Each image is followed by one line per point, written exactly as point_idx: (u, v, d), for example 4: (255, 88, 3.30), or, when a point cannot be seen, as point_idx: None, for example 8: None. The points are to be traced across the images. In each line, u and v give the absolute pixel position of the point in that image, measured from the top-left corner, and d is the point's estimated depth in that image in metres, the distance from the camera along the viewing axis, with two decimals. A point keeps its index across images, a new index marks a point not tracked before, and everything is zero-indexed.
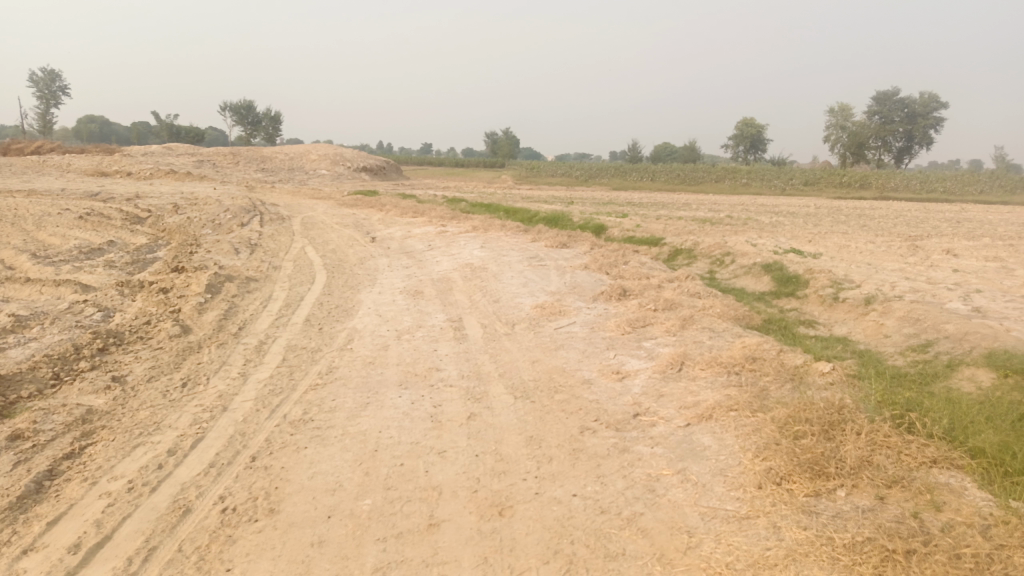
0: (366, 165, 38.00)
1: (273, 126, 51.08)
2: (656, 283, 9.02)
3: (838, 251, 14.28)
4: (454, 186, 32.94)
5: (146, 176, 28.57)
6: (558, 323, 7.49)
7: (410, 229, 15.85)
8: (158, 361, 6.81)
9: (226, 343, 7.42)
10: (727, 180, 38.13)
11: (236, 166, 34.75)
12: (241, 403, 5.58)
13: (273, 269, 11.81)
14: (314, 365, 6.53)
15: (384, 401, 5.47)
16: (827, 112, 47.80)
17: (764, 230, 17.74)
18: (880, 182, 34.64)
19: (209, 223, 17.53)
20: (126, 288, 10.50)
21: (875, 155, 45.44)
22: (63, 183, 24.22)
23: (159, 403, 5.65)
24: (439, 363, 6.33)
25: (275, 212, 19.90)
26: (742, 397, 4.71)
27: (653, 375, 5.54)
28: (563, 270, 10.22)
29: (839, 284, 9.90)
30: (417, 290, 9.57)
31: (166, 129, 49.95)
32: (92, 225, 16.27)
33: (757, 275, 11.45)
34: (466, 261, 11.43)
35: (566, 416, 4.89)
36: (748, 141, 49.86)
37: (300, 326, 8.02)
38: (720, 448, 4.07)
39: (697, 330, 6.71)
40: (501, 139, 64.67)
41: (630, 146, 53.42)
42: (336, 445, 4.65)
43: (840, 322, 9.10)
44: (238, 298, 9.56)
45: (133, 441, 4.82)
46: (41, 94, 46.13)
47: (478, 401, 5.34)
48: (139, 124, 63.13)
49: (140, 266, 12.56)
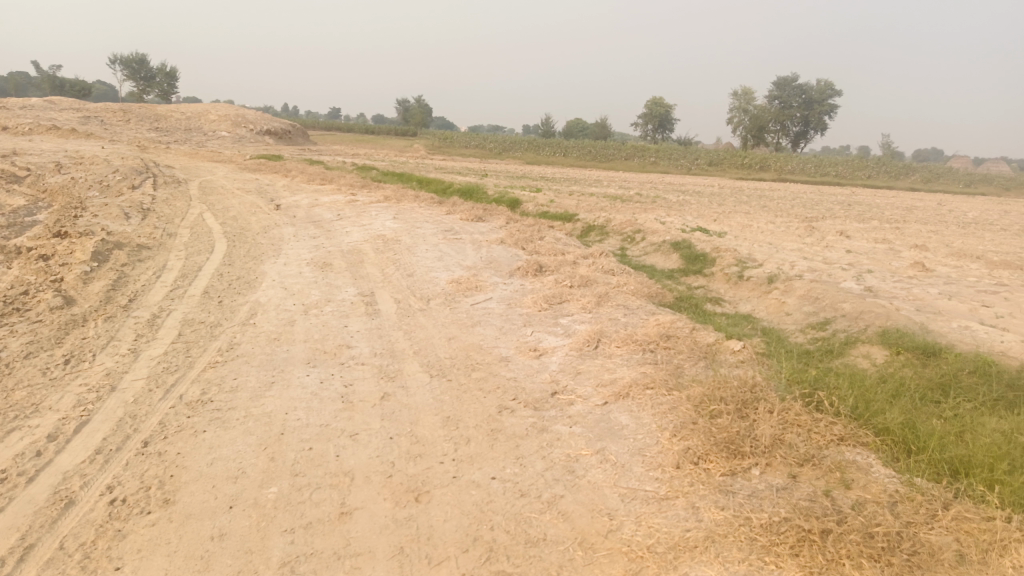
0: (270, 129, 36.38)
1: (169, 82, 48.04)
2: (571, 260, 9.01)
3: (742, 231, 14.77)
4: (364, 154, 32.04)
5: (25, 132, 26.32)
6: (473, 298, 7.35)
7: (319, 198, 15.26)
8: (36, 335, 6.23)
9: (115, 316, 6.87)
10: (637, 158, 38.84)
11: (128, 124, 32.50)
12: (132, 383, 5.16)
13: (169, 236, 11.08)
14: (214, 341, 6.14)
15: (291, 380, 5.19)
16: (732, 95, 49.38)
17: (673, 209, 18.13)
18: (779, 164, 36.18)
19: (97, 184, 16.30)
20: (0, 253, 9.60)
21: (774, 138, 47.38)
22: None
23: (38, 383, 5.15)
24: (350, 340, 6.08)
25: (172, 175, 18.73)
26: (658, 375, 4.73)
27: (570, 352, 5.50)
28: (478, 244, 10.07)
29: (745, 263, 10.21)
30: (325, 262, 9.19)
31: (48, 81, 46.18)
32: None
33: (667, 252, 11.67)
34: (377, 232, 11.09)
35: (483, 395, 4.77)
36: (657, 120, 50.91)
37: (199, 298, 7.54)
38: (637, 426, 4.06)
39: (612, 307, 6.72)
40: (413, 108, 63.42)
41: (543, 120, 53.51)
42: (238, 428, 4.36)
43: (744, 300, 9.39)
44: (129, 267, 8.91)
45: (6, 426, 4.36)
46: None
47: (391, 380, 5.14)
48: (16, 74, 58.02)
49: (17, 230, 11.52)
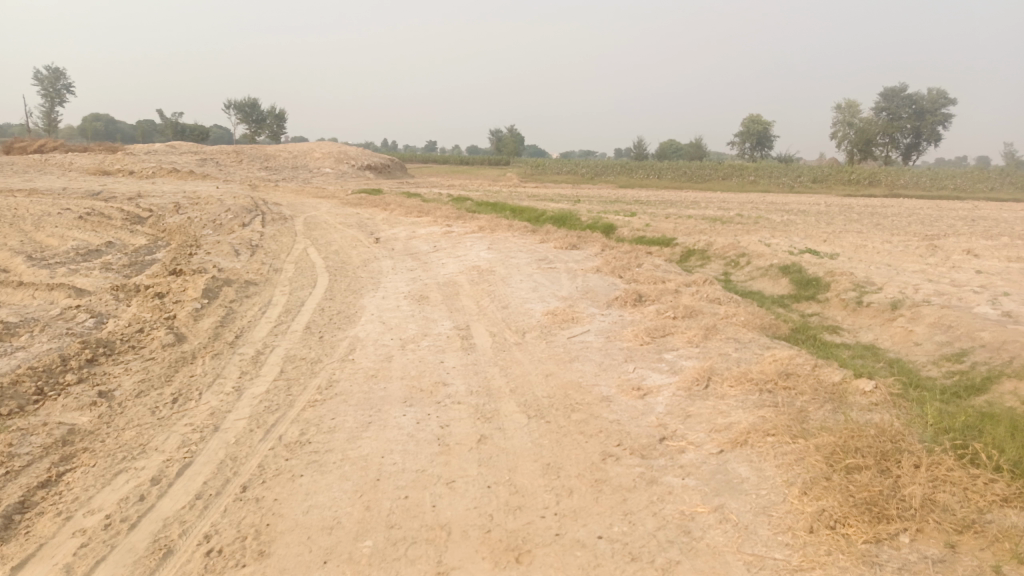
0: (370, 164, 37.64)
1: (277, 123, 50.78)
2: (673, 288, 8.61)
3: (855, 252, 13.83)
4: (458, 184, 32.54)
5: (149, 175, 28.30)
6: (571, 331, 7.09)
7: (415, 229, 15.46)
8: (148, 373, 6.43)
9: (221, 353, 7.03)
10: (735, 178, 37.61)
11: (240, 164, 34.43)
12: (234, 423, 5.18)
13: (275, 271, 11.43)
14: (313, 378, 6.14)
15: (387, 421, 5.07)
16: (835, 109, 47.28)
17: (777, 230, 17.28)
18: (890, 179, 34.15)
19: (210, 223, 17.18)
20: (121, 292, 10.14)
21: (883, 151, 44.94)
22: (65, 183, 23.93)
23: (147, 422, 5.26)
24: (446, 378, 5.93)
25: (278, 211, 19.57)
26: (779, 420, 4.30)
27: (678, 392, 5.13)
28: (574, 274, 9.83)
29: (863, 287, 9.47)
30: (422, 295, 9.17)
31: (170, 127, 49.80)
32: (91, 225, 15.95)
33: (775, 277, 11.03)
34: (473, 263, 11.04)
35: (586, 439, 4.48)
36: (754, 138, 49.35)
37: (300, 334, 7.64)
38: (759, 481, 3.68)
39: (721, 341, 6.29)
40: (506, 137, 64.27)
41: (635, 143, 53.01)
42: (334, 473, 4.25)
43: (865, 328, 8.67)
44: (236, 303, 9.19)
45: (115, 467, 4.43)
46: (45, 94, 45.98)
47: (488, 421, 4.93)
48: (143, 122, 63.00)
49: (138, 269, 12.21)
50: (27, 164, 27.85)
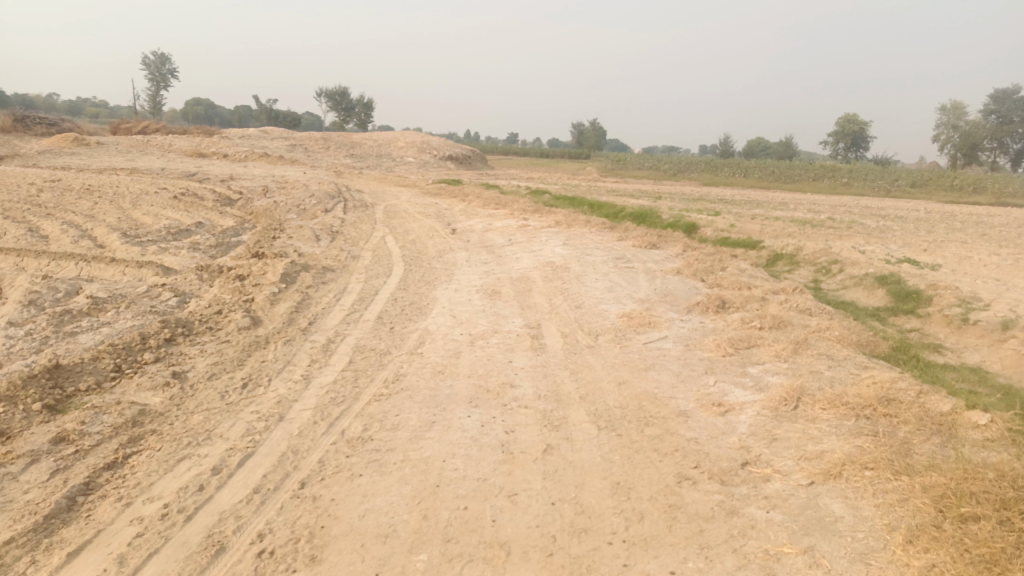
0: (451, 154, 37.84)
1: (365, 111, 51.80)
2: (759, 295, 8.12)
3: (959, 263, 12.83)
4: (538, 176, 32.31)
5: (241, 158, 29.30)
6: (648, 336, 6.75)
7: (492, 221, 15.32)
8: (221, 356, 6.48)
9: (293, 339, 7.03)
10: (827, 179, 35.90)
11: (327, 150, 35.24)
12: (299, 413, 5.11)
13: (352, 258, 11.49)
14: (380, 371, 6.04)
15: (451, 421, 4.88)
16: (939, 109, 44.52)
17: (873, 236, 16.28)
18: (998, 186, 31.86)
19: (295, 207, 17.54)
20: (205, 272, 10.39)
21: (989, 157, 42.03)
22: (164, 163, 25.04)
23: (215, 407, 5.27)
24: (515, 379, 5.70)
25: (360, 198, 19.81)
26: (879, 452, 3.88)
27: (763, 412, 4.74)
28: (653, 275, 9.44)
29: (969, 303, 8.71)
30: (495, 289, 8.98)
31: (265, 113, 51.61)
32: (184, 205, 16.53)
33: (870, 287, 10.31)
34: (548, 259, 10.78)
35: (660, 458, 4.17)
36: (849, 139, 47.08)
37: (371, 323, 7.58)
38: (855, 523, 3.31)
39: (812, 357, 5.82)
40: (589, 130, 63.66)
41: (722, 140, 51.53)
42: (394, 475, 4.09)
43: (970, 348, 7.96)
44: (313, 289, 9.25)
45: (179, 453, 4.42)
46: (152, 78, 48.37)
47: (556, 429, 4.68)
48: (239, 108, 65.52)
49: (223, 250, 12.53)
50: (130, 145, 29.28)
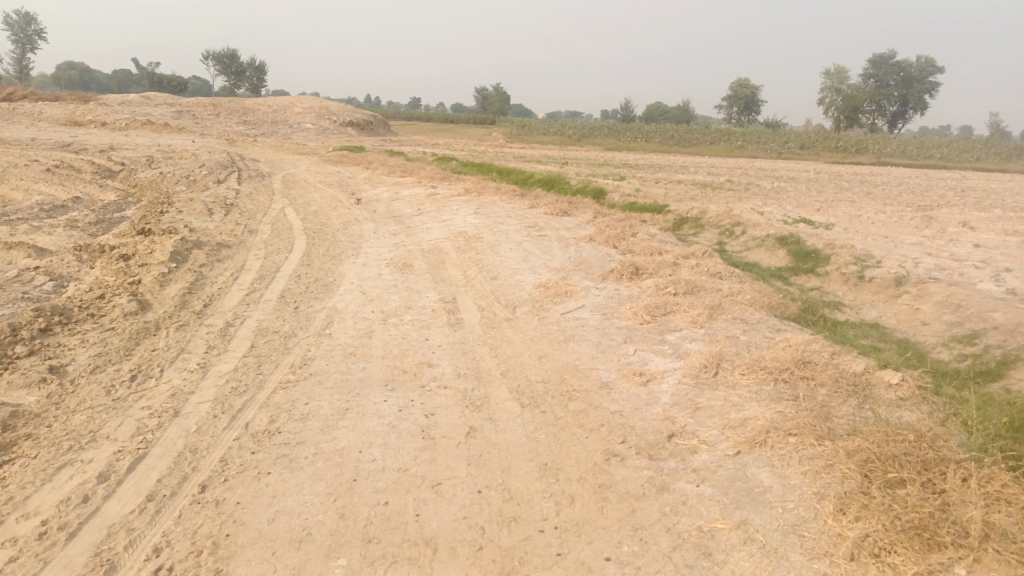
0: (352, 120, 36.52)
1: (258, 76, 49.20)
2: (671, 260, 8.15)
3: (850, 222, 13.43)
4: (443, 143, 31.70)
5: (122, 127, 27.20)
6: (564, 306, 6.63)
7: (398, 190, 14.83)
8: (106, 346, 5.90)
9: (188, 324, 6.50)
10: (723, 143, 36.97)
11: (218, 117, 33.25)
12: (197, 407, 4.69)
13: (250, 233, 10.82)
14: (286, 355, 5.65)
15: (365, 407, 4.60)
16: (823, 74, 46.61)
17: (770, 197, 16.83)
18: (878, 147, 33.73)
19: (184, 179, 16.40)
20: (85, 252, 9.51)
21: (869, 119, 44.44)
22: (33, 133, 22.88)
23: (100, 404, 4.76)
24: (431, 358, 5.45)
25: (255, 168, 18.75)
26: (801, 419, 3.91)
27: (684, 380, 4.71)
28: (565, 242, 9.33)
29: (864, 261, 9.08)
30: (405, 263, 8.64)
31: (147, 78, 48.17)
32: (58, 179, 15.14)
33: (772, 248, 10.60)
34: (458, 229, 10.50)
35: (586, 435, 4.05)
36: (743, 102, 48.67)
37: (274, 303, 7.11)
38: (784, 492, 3.31)
39: (728, 322, 5.86)
40: (492, 95, 63.07)
41: (623, 105, 52.18)
42: (305, 471, 3.79)
43: (867, 305, 8.29)
44: (207, 268, 8.61)
45: (57, 460, 3.95)
46: (15, 38, 43.99)
47: (477, 410, 4.48)
48: (119, 72, 60.87)
49: (105, 227, 11.54)
50: None
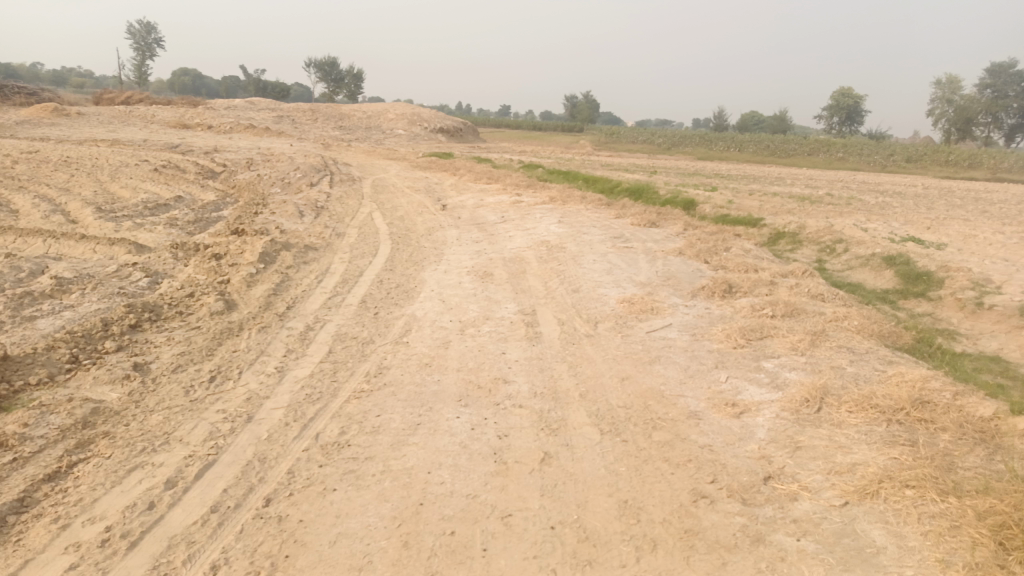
0: (442, 127, 37.00)
1: (355, 83, 50.69)
2: (767, 279, 7.65)
3: (964, 242, 12.41)
4: (530, 150, 31.58)
5: (226, 130, 28.45)
6: (650, 324, 6.28)
7: (483, 197, 14.75)
8: (189, 345, 5.96)
9: (269, 326, 6.52)
10: (822, 154, 35.38)
11: (315, 123, 34.33)
12: (270, 413, 4.62)
13: (336, 236, 10.94)
14: (362, 363, 5.54)
15: (437, 424, 4.41)
16: (934, 83, 44.03)
17: (873, 213, 15.82)
18: (994, 162, 31.40)
19: (279, 181, 16.88)
20: (181, 250, 9.81)
21: (983, 132, 41.61)
22: (146, 134, 24.19)
23: (178, 405, 4.76)
24: (508, 374, 5.22)
25: (347, 172, 19.13)
26: (920, 468, 3.46)
27: (782, 414, 4.30)
28: (653, 255, 8.95)
29: (982, 287, 8.28)
30: (486, 271, 8.48)
31: (252, 84, 50.47)
32: (164, 178, 15.84)
33: (878, 268, 9.85)
34: (542, 237, 10.28)
35: (671, 470, 3.72)
36: (844, 113, 46.51)
37: (354, 308, 7.07)
38: (902, 556, 2.90)
39: (831, 350, 5.38)
40: (582, 102, 62.77)
41: (716, 113, 50.84)
42: (372, 490, 3.62)
43: (986, 334, 7.54)
44: (293, 269, 8.70)
45: (130, 462, 3.93)
46: (137, 46, 46.99)
47: (553, 434, 4.22)
48: (227, 77, 63.97)
49: (202, 225, 11.94)
50: (112, 116, 28.33)
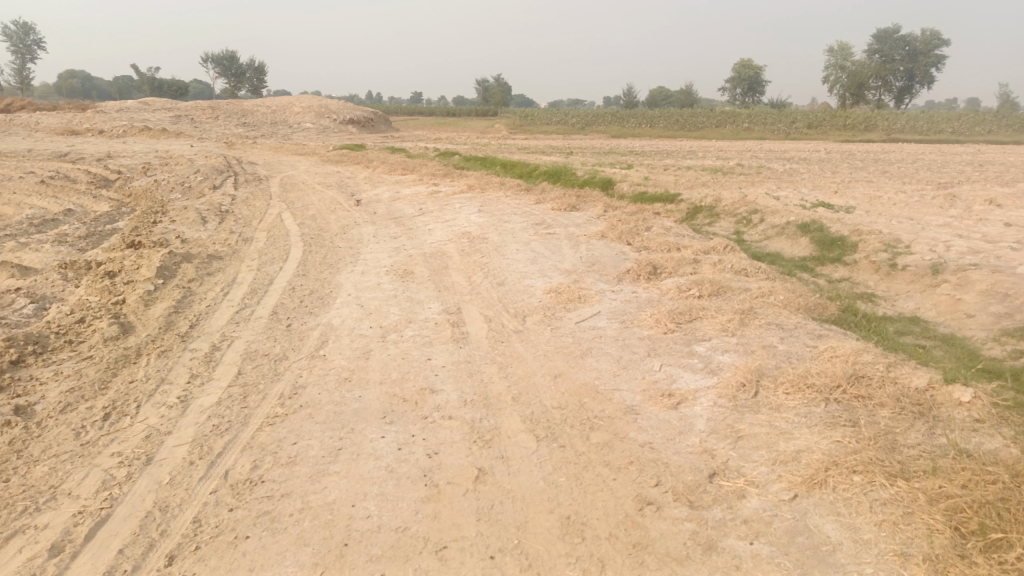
0: (352, 118, 35.94)
1: (258, 77, 48.69)
2: (691, 257, 7.57)
3: (871, 203, 12.78)
4: (443, 137, 31.07)
5: (120, 134, 26.72)
6: (579, 314, 6.07)
7: (399, 189, 14.27)
8: (80, 379, 5.38)
9: (171, 349, 5.97)
10: (729, 126, 36.23)
11: (217, 121, 32.74)
12: (172, 452, 4.16)
13: (244, 242, 10.30)
14: (275, 383, 5.11)
15: (360, 447, 4.06)
16: (827, 51, 45.81)
17: (783, 180, 16.15)
18: (887, 123, 32.92)
19: (180, 185, 15.88)
20: (71, 270, 9.00)
21: (875, 95, 43.59)
22: (29, 144, 22.40)
23: (66, 451, 4.23)
24: (435, 382, 4.90)
25: (253, 171, 18.20)
26: (865, 452, 3.37)
27: (720, 402, 4.15)
28: (576, 240, 8.76)
29: (894, 248, 8.46)
30: (405, 269, 8.10)
31: (147, 83, 47.80)
32: (51, 191, 14.64)
33: (794, 237, 9.97)
34: (461, 229, 9.95)
35: (613, 476, 3.50)
36: (747, 83, 47.81)
37: (265, 321, 6.58)
38: (858, 551, 2.78)
39: (762, 329, 5.30)
40: (493, 86, 62.34)
41: (625, 90, 51.44)
42: (290, 533, 3.26)
43: (902, 295, 7.68)
44: (197, 283, 8.08)
45: (7, 528, 3.43)
46: (15, 49, 43.67)
47: (487, 446, 3.94)
48: (120, 78, 60.45)
49: (95, 240, 11.04)
50: None
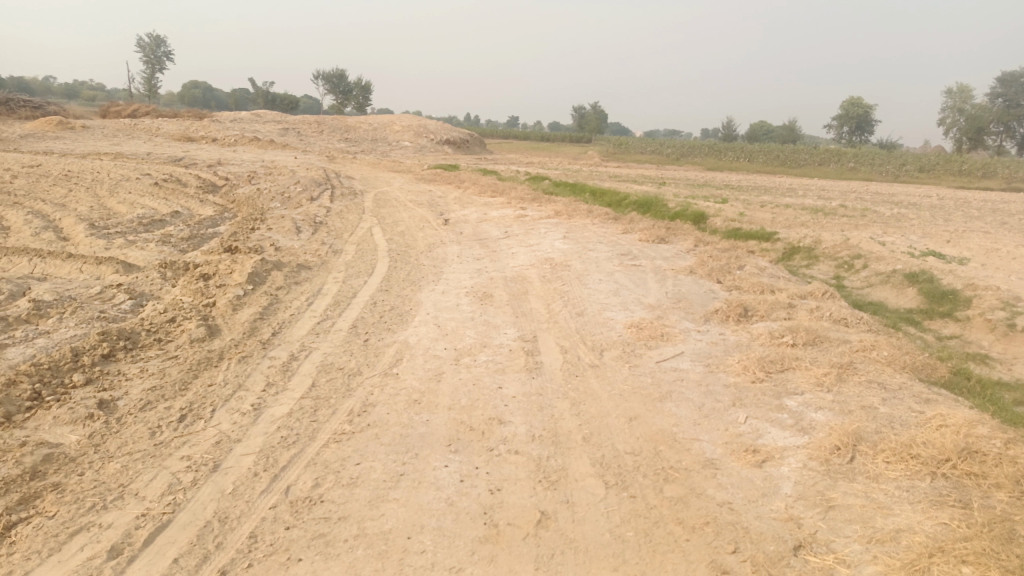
0: (449, 138, 36.68)
1: (364, 95, 50.52)
2: (785, 301, 7.15)
3: (987, 256, 11.87)
4: (536, 161, 31.21)
5: (231, 143, 28.16)
6: (661, 353, 5.80)
7: (487, 211, 14.32)
8: (163, 378, 5.52)
9: (251, 355, 6.07)
10: (833, 164, 34.84)
11: (321, 135, 34.08)
12: (238, 461, 4.16)
13: (334, 253, 10.51)
14: (346, 399, 5.09)
15: (423, 474, 3.94)
16: (945, 92, 43.52)
17: (890, 225, 15.27)
18: (1008, 171, 30.80)
19: (280, 195, 16.49)
20: (170, 270, 9.40)
21: (996, 141, 40.97)
22: (149, 147, 23.86)
23: (139, 450, 4.30)
24: (505, 413, 4.75)
25: (350, 185, 18.72)
26: (977, 541, 2.99)
27: (810, 465, 3.81)
28: (663, 275, 8.47)
29: (1014, 307, 7.76)
30: (486, 292, 8.03)
31: (262, 96, 50.44)
32: (163, 193, 15.47)
33: (899, 286, 9.32)
34: (546, 255, 9.83)
35: (685, 536, 3.24)
36: (855, 122, 45.93)
37: (343, 334, 6.61)
38: None
39: (861, 386, 4.89)
40: (590, 113, 62.44)
41: (724, 123, 50.44)
42: (342, 560, 3.16)
43: (1021, 360, 7.01)
44: (284, 291, 8.26)
45: (74, 523, 3.48)
46: (146, 60, 47.04)
47: (553, 488, 3.74)
48: (237, 91, 64.09)
49: (196, 242, 11.53)
50: (116, 129, 28.08)
